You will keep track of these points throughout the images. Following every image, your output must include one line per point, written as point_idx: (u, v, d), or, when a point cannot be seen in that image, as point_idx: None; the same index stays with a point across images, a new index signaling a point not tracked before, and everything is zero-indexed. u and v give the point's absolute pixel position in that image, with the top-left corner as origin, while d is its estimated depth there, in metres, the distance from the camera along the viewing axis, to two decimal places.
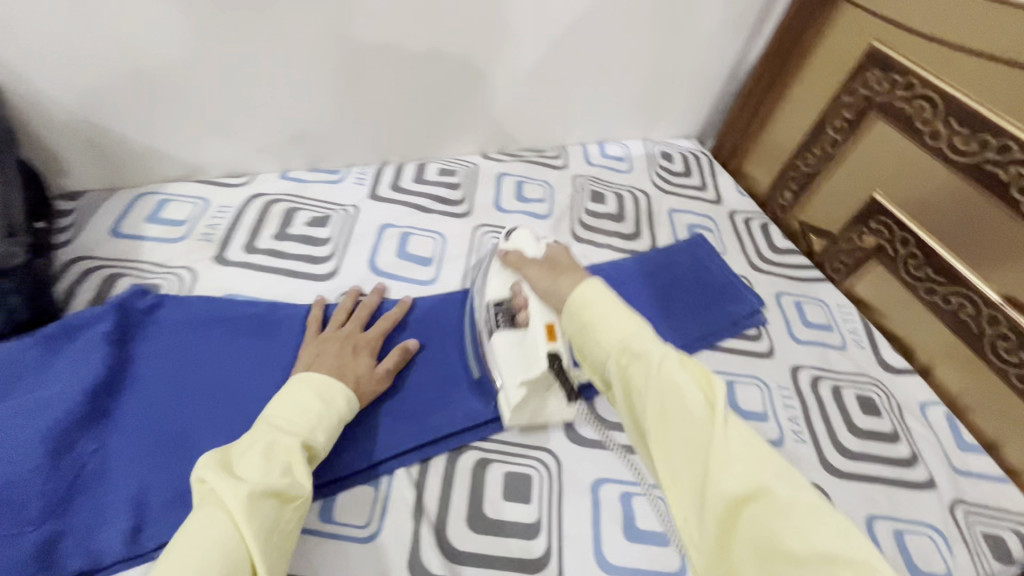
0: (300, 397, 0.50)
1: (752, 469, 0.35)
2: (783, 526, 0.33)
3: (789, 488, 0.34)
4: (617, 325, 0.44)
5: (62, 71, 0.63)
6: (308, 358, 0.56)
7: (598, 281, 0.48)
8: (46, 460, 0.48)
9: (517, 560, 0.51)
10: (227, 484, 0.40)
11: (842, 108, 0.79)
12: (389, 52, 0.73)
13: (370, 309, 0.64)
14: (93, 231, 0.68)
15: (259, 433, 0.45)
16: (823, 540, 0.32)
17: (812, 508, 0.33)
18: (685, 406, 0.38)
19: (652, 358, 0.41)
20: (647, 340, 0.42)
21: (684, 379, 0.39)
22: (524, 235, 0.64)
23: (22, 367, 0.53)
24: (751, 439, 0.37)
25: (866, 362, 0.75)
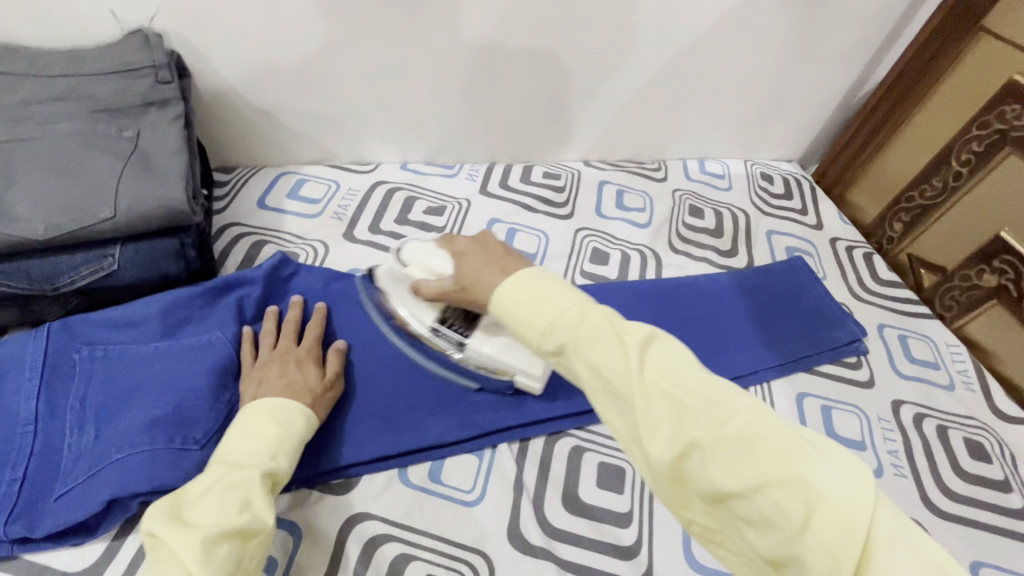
0: (257, 425, 0.48)
1: (676, 421, 0.35)
2: (717, 469, 0.33)
3: (714, 428, 0.34)
4: (532, 314, 0.42)
5: (241, 62, 0.72)
6: (252, 389, 0.53)
7: (506, 280, 0.44)
8: (209, 393, 0.54)
9: (609, 545, 0.53)
10: (177, 533, 0.38)
11: (971, 141, 0.76)
12: (516, 58, 0.78)
13: (293, 325, 0.61)
14: (243, 202, 0.78)
15: (212, 472, 0.44)
16: (756, 470, 0.32)
17: (737, 437, 0.33)
18: (608, 376, 0.38)
19: (569, 341, 0.40)
20: (564, 323, 0.40)
21: (603, 352, 0.38)
22: (412, 248, 0.57)
23: (190, 311, 0.60)
24: (669, 386, 0.36)
25: (976, 406, 0.71)
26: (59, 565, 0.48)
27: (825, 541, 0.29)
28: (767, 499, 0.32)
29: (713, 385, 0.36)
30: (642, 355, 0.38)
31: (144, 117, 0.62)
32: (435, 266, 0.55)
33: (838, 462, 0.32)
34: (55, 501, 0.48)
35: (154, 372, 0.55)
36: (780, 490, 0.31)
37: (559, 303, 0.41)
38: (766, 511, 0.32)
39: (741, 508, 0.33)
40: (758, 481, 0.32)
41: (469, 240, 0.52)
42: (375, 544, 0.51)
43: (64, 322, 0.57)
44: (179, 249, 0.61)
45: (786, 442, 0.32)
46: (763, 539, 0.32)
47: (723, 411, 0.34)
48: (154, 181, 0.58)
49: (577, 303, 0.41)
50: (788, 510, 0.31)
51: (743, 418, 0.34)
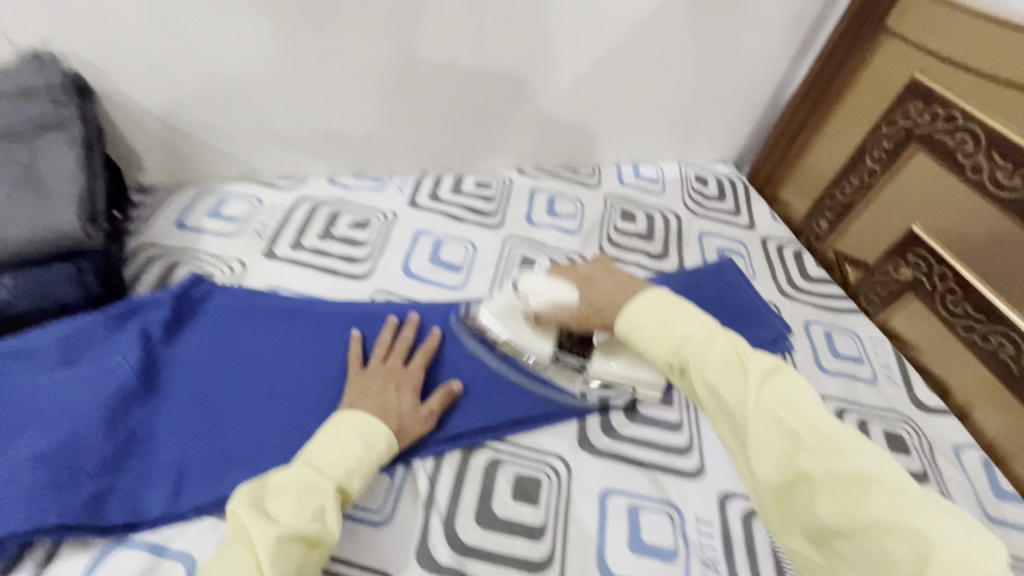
0: (345, 435, 0.51)
1: (788, 450, 0.40)
2: (826, 499, 0.38)
3: (828, 464, 0.38)
4: (664, 333, 0.49)
5: (149, 80, 0.71)
6: (353, 394, 0.56)
7: (641, 298, 0.52)
8: (104, 423, 0.53)
9: (521, 559, 0.52)
10: (260, 524, 0.42)
11: (882, 138, 0.78)
12: (436, 69, 0.78)
13: (408, 340, 0.64)
14: (160, 223, 0.76)
15: (300, 471, 0.47)
16: (864, 508, 0.36)
17: (850, 476, 0.37)
18: (728, 399, 0.44)
19: (695, 361, 0.46)
20: (693, 347, 0.47)
21: (723, 375, 0.44)
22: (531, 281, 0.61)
23: (90, 338, 0.58)
24: (786, 418, 0.41)
25: (897, 399, 0.72)
26: None
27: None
28: (873, 537, 0.35)
29: (835, 427, 0.40)
30: (762, 386, 0.43)
31: (39, 140, 0.61)
32: (552, 295, 0.59)
33: (958, 526, 0.34)
34: None
35: (47, 404, 0.53)
36: (885, 531, 0.35)
37: (690, 328, 0.48)
38: (871, 549, 0.35)
39: (845, 543, 0.37)
40: (866, 518, 0.36)
41: (592, 268, 0.59)
42: None
43: None
44: (77, 274, 0.59)
45: (905, 493, 0.36)
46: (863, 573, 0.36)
47: (842, 451, 0.38)
48: (47, 207, 0.57)
49: (709, 332, 0.47)
50: (892, 550, 0.34)
51: (861, 462, 0.37)
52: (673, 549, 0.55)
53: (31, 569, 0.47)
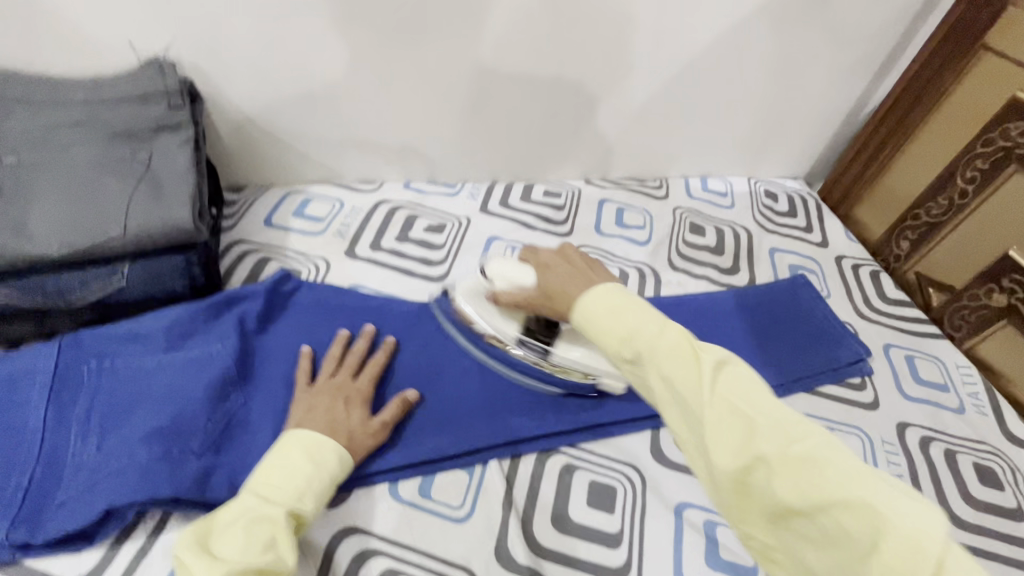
0: (287, 458, 0.50)
1: (742, 436, 0.35)
2: (782, 485, 0.33)
3: (781, 444, 0.34)
4: (614, 326, 0.44)
5: (249, 88, 0.75)
6: (299, 414, 0.55)
7: (595, 287, 0.47)
8: (206, 405, 0.56)
9: (599, 566, 0.53)
10: (206, 566, 0.41)
11: (976, 158, 0.76)
12: (516, 79, 0.79)
13: (359, 354, 0.62)
14: (251, 221, 0.81)
15: (243, 503, 0.46)
16: (823, 489, 0.32)
17: (804, 456, 0.33)
18: (681, 391, 0.38)
19: (648, 353, 0.41)
20: (641, 336, 0.42)
21: (673, 361, 0.39)
22: (497, 266, 0.61)
23: (192, 325, 0.62)
24: (738, 402, 0.36)
25: (986, 429, 0.69)
26: (55, 573, 0.49)
27: (895, 570, 0.29)
28: (833, 521, 0.31)
29: (785, 408, 0.36)
30: (714, 372, 0.38)
31: (155, 141, 0.66)
32: (517, 277, 0.59)
33: (913, 497, 0.31)
34: (55, 509, 0.49)
35: (154, 385, 0.57)
36: (843, 511, 0.31)
37: (639, 317, 0.43)
38: (831, 531, 0.32)
39: (805, 529, 0.33)
40: (826, 502, 0.32)
41: (553, 255, 0.56)
42: (361, 562, 0.52)
43: (76, 337, 0.59)
44: (186, 265, 0.64)
45: (860, 471, 0.32)
46: (824, 559, 0.32)
47: (794, 432, 0.35)
48: (162, 203, 0.61)
49: (657, 319, 0.42)
50: (852, 530, 0.31)
51: (812, 440, 0.34)
52: (752, 566, 0.54)
53: (144, 537, 0.51)
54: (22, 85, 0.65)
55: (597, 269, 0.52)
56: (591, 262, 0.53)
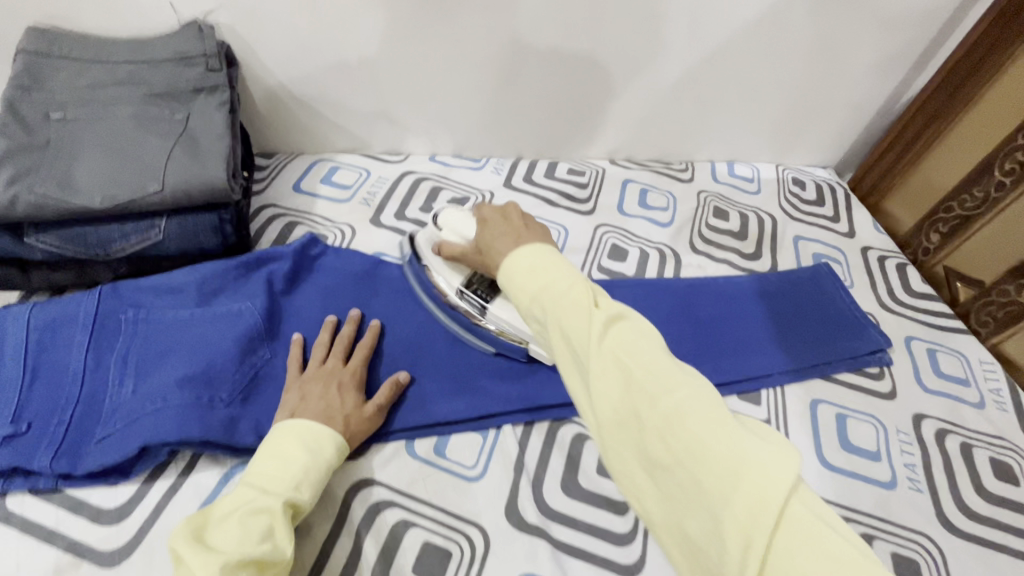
0: (286, 446, 0.51)
1: (622, 390, 0.35)
2: (651, 438, 0.34)
3: (655, 400, 0.34)
4: (528, 280, 0.42)
5: (284, 55, 0.76)
6: (292, 402, 0.55)
7: (524, 247, 0.45)
8: (236, 358, 0.59)
9: (605, 531, 0.55)
10: (202, 557, 0.41)
11: (1016, 151, 0.74)
12: (547, 56, 0.79)
13: (347, 339, 0.63)
14: (280, 185, 0.83)
15: (241, 493, 0.47)
16: (685, 443, 0.33)
17: (672, 411, 0.33)
18: (574, 345, 0.38)
19: (550, 311, 0.40)
20: (547, 292, 0.41)
21: (571, 313, 0.39)
22: (451, 218, 0.64)
23: (223, 282, 0.65)
24: (624, 358, 0.36)
25: (1006, 425, 0.68)
26: (93, 503, 0.52)
27: (739, 517, 0.30)
28: (690, 470, 0.32)
29: (666, 361, 0.36)
30: (607, 327, 0.38)
31: (194, 102, 0.68)
32: (463, 231, 0.62)
33: (766, 442, 0.32)
34: (95, 444, 0.53)
35: (187, 336, 0.59)
36: (699, 463, 0.32)
37: (549, 272, 0.42)
38: (690, 484, 0.32)
39: (668, 480, 0.33)
40: (686, 453, 0.32)
41: (493, 211, 0.56)
42: (377, 510, 0.54)
43: (114, 287, 0.61)
44: (219, 224, 0.66)
45: (722, 426, 0.33)
46: (682, 508, 0.33)
47: (667, 386, 0.34)
48: (198, 161, 0.63)
49: (567, 276, 0.41)
50: (705, 481, 0.31)
51: (684, 395, 0.34)
52: None
53: (176, 475, 0.54)
54: (69, 44, 0.67)
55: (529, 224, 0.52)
56: (526, 219, 0.52)
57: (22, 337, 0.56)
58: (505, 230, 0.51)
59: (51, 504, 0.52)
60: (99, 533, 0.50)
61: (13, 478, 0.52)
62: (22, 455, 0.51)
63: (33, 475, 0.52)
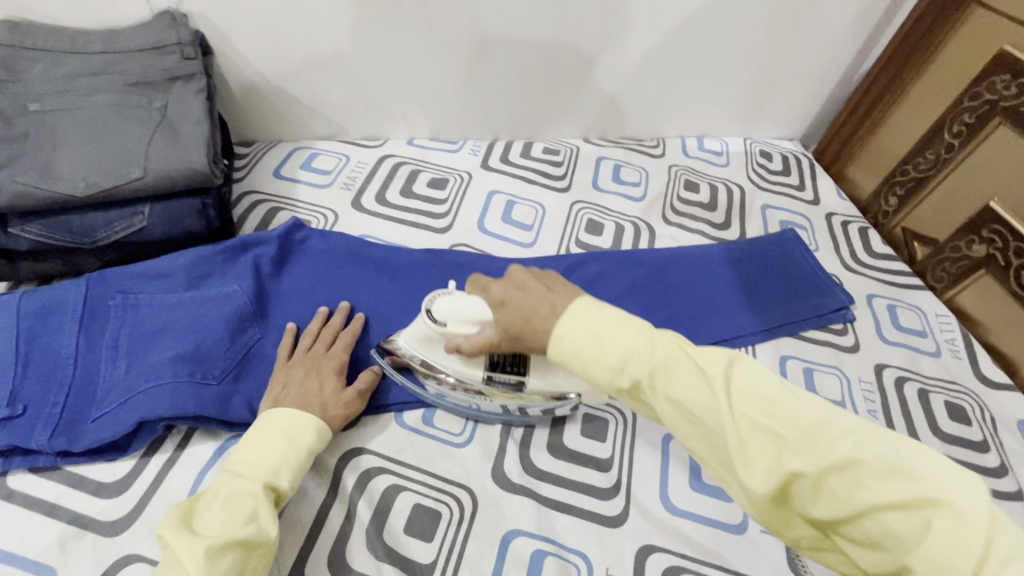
0: (266, 434, 0.52)
1: (772, 453, 0.35)
2: (820, 497, 0.34)
3: (813, 456, 0.34)
4: (599, 352, 0.42)
5: (258, 44, 0.77)
6: (275, 390, 0.57)
7: (574, 306, 0.44)
8: (226, 337, 0.60)
9: (589, 486, 0.58)
10: (187, 542, 0.43)
11: (963, 113, 0.77)
12: (518, 36, 0.81)
13: (335, 327, 0.64)
14: (261, 173, 0.84)
15: (222, 481, 0.48)
16: (864, 497, 0.32)
17: (839, 464, 0.33)
18: (700, 413, 0.38)
19: (656, 379, 0.40)
20: (642, 360, 0.40)
21: (682, 381, 0.39)
22: (449, 308, 0.55)
23: (211, 268, 0.66)
24: (763, 419, 0.36)
25: (960, 372, 0.73)
26: (93, 478, 0.54)
27: (944, 565, 0.30)
28: (875, 521, 0.32)
29: (803, 408, 0.36)
30: (727, 388, 0.38)
31: (171, 90, 0.68)
32: (469, 315, 0.54)
33: (944, 475, 0.31)
34: (92, 422, 0.54)
35: (177, 318, 0.61)
36: (887, 511, 0.32)
37: (634, 340, 0.41)
38: (878, 535, 0.32)
39: (851, 532, 0.33)
40: (865, 507, 0.32)
41: (503, 286, 0.50)
42: (369, 476, 0.57)
43: (102, 274, 0.62)
44: (202, 208, 0.67)
45: (896, 467, 0.32)
46: (879, 558, 0.33)
47: (822, 438, 0.34)
48: (178, 148, 0.64)
49: (649, 336, 0.41)
50: (897, 531, 0.31)
51: (842, 443, 0.34)
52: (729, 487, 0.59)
53: (172, 449, 0.56)
54: (40, 36, 0.67)
55: (555, 288, 0.47)
56: (549, 283, 0.48)
57: (13, 324, 0.58)
58: (531, 304, 0.47)
59: (52, 481, 0.53)
60: (101, 504, 0.52)
61: (12, 458, 0.53)
62: (20, 434, 0.53)
63: (32, 454, 0.54)
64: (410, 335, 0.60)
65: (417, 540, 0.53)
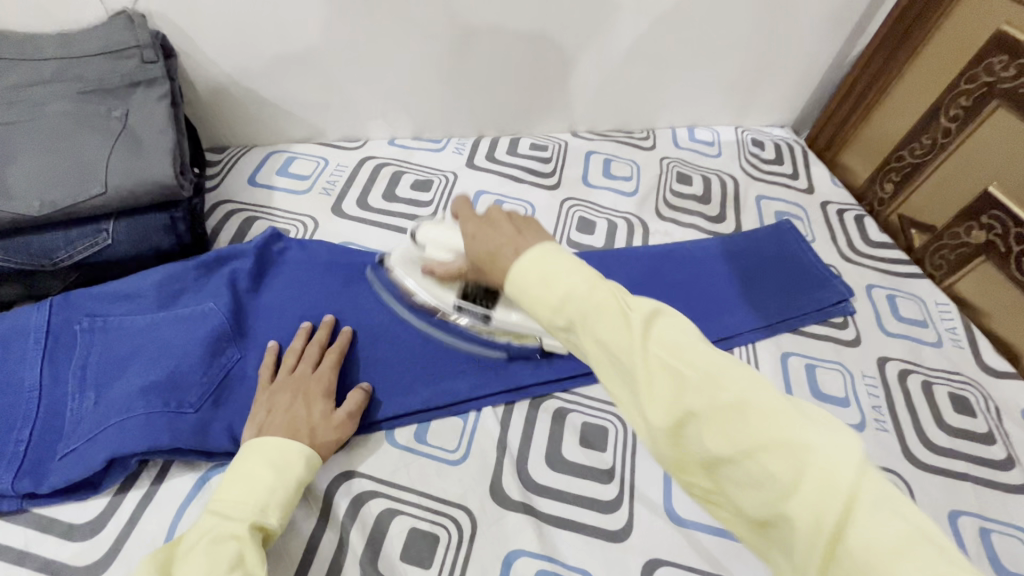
0: (251, 468, 0.49)
1: (672, 390, 0.32)
2: (713, 439, 0.31)
3: (711, 396, 0.31)
4: (536, 282, 0.37)
5: (225, 44, 0.73)
6: (260, 417, 0.53)
7: (540, 246, 0.38)
8: (202, 360, 0.57)
9: (591, 499, 0.56)
10: None
11: (960, 96, 0.75)
12: (500, 28, 0.77)
13: (320, 344, 0.61)
14: (234, 181, 0.80)
15: (204, 525, 0.45)
16: (751, 440, 0.30)
17: (732, 406, 0.31)
18: (613, 350, 0.34)
19: (577, 316, 0.35)
20: (569, 298, 0.36)
21: (602, 313, 0.35)
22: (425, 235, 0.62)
23: (183, 285, 0.62)
24: (671, 357, 0.33)
25: (962, 361, 0.72)
26: (64, 519, 0.50)
27: (813, 511, 0.28)
28: (758, 467, 0.29)
29: (711, 352, 0.33)
30: (643, 325, 0.34)
31: (132, 97, 0.64)
32: (446, 243, 0.60)
33: (826, 427, 0.30)
34: (59, 460, 0.51)
35: (148, 341, 0.57)
36: (770, 457, 0.29)
37: (570, 275, 0.36)
38: (758, 481, 0.30)
39: (732, 475, 0.31)
40: (751, 449, 0.30)
41: (473, 223, 0.44)
42: (361, 501, 0.54)
43: (65, 298, 0.58)
44: (171, 223, 0.64)
45: (784, 414, 0.30)
46: (755, 507, 0.30)
47: (721, 380, 0.31)
48: (142, 158, 0.60)
49: (583, 272, 0.36)
50: (777, 476, 0.29)
51: (738, 387, 0.31)
52: None
53: (149, 483, 0.53)
54: None
55: (526, 230, 0.41)
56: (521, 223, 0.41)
57: None
58: (498, 242, 0.40)
59: (19, 525, 0.50)
60: (73, 548, 0.49)
61: None
62: None
63: None
64: (402, 253, 0.67)
65: (413, 568, 0.51)
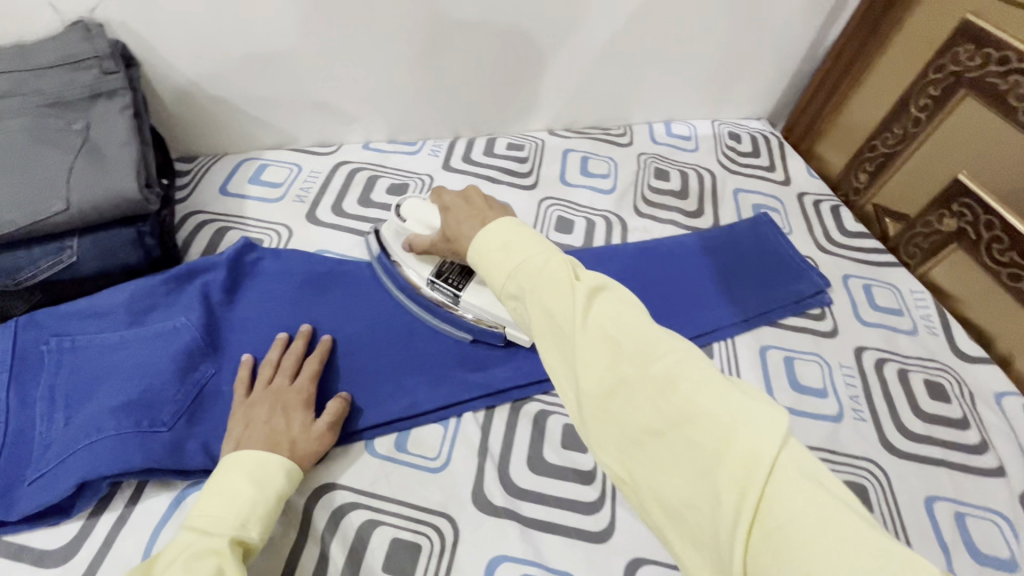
0: (230, 482, 0.48)
1: (609, 360, 0.34)
2: (642, 406, 0.33)
3: (643, 365, 0.33)
4: (504, 257, 0.42)
5: (189, 51, 0.71)
6: (237, 431, 0.53)
7: (504, 220, 0.44)
8: (174, 377, 0.56)
9: (574, 501, 0.56)
10: None
11: (929, 85, 0.76)
12: (471, 27, 0.76)
13: (297, 355, 0.60)
14: (205, 191, 0.79)
15: (182, 542, 0.44)
16: (677, 406, 0.32)
17: (662, 376, 0.33)
18: (559, 322, 0.37)
19: (530, 288, 0.39)
20: (528, 273, 0.40)
21: (553, 287, 0.38)
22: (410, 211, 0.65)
23: (153, 301, 0.61)
24: (612, 329, 0.35)
25: (936, 348, 0.73)
26: (36, 546, 0.49)
27: (733, 474, 0.29)
28: (682, 433, 0.31)
29: (651, 329, 0.35)
30: (589, 300, 0.37)
31: (93, 109, 0.63)
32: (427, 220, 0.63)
33: (755, 402, 0.31)
34: (28, 485, 0.50)
35: (118, 360, 0.56)
36: (695, 426, 0.31)
37: (530, 252, 0.41)
38: (681, 447, 0.31)
39: (657, 446, 0.32)
40: (677, 416, 0.32)
41: (453, 197, 0.54)
42: (341, 513, 0.54)
43: (31, 318, 0.57)
44: (138, 237, 0.62)
45: (713, 386, 0.32)
46: (675, 479, 0.31)
47: (655, 353, 0.34)
48: (105, 172, 0.59)
49: (545, 253, 0.40)
50: (699, 442, 0.31)
51: (669, 359, 0.33)
52: None
53: (123, 505, 0.52)
54: None
55: (492, 208, 0.50)
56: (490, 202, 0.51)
57: None
58: (467, 215, 0.50)
59: None
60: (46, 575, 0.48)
61: None
62: None
63: None
64: (392, 227, 0.69)
65: None
